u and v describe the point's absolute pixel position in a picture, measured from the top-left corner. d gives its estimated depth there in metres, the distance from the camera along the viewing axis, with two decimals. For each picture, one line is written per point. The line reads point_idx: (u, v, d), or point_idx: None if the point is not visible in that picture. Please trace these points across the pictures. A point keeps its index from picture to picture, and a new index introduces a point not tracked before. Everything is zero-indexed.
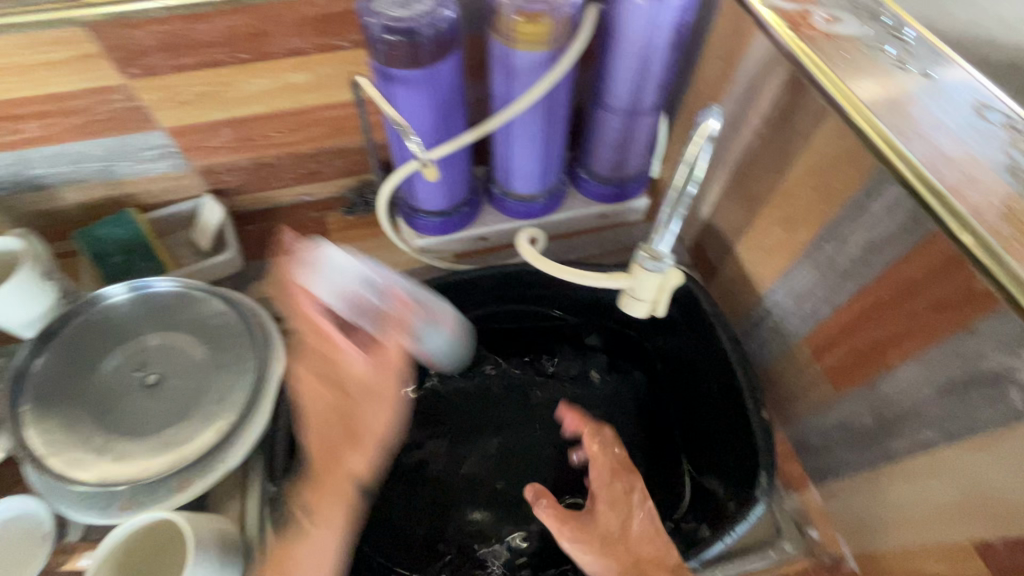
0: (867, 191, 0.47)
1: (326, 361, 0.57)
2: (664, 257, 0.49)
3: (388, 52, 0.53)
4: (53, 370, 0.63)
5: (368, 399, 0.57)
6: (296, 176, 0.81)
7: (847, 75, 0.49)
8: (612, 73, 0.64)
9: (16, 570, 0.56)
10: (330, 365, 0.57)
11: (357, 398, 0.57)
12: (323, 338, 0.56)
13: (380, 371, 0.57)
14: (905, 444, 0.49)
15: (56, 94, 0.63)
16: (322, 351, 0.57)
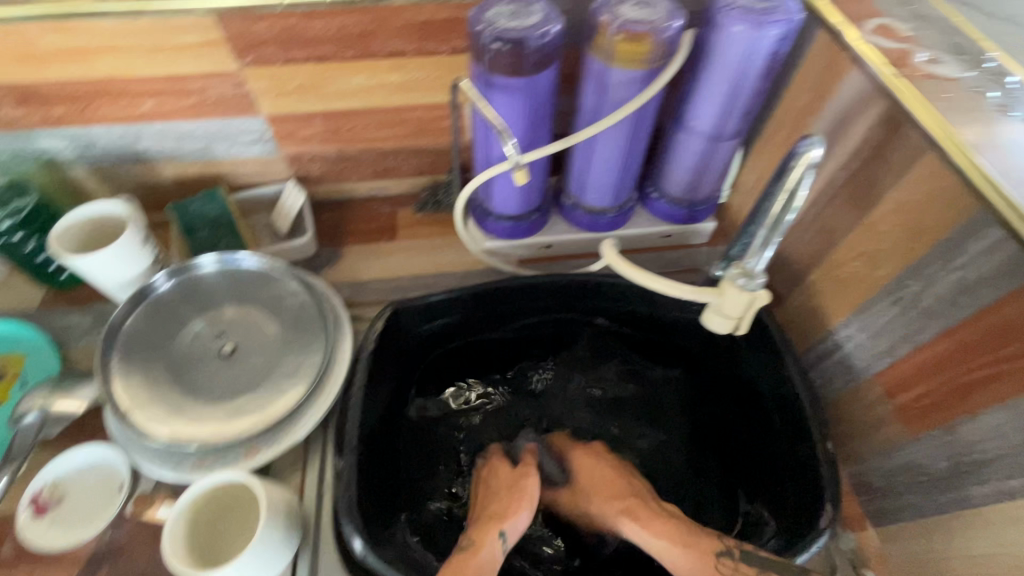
0: (964, 232, 0.47)
1: (499, 483, 0.66)
2: (757, 274, 0.50)
3: (494, 59, 0.56)
4: (142, 330, 0.67)
5: (505, 498, 0.64)
6: (375, 171, 0.85)
7: (952, 116, 0.49)
8: (699, 97, 0.65)
9: (94, 515, 0.60)
10: (499, 485, 0.66)
11: (499, 499, 0.64)
12: (486, 476, 0.68)
13: (512, 485, 0.65)
14: (985, 492, 0.48)
15: (175, 75, 0.67)
16: (498, 477, 0.67)
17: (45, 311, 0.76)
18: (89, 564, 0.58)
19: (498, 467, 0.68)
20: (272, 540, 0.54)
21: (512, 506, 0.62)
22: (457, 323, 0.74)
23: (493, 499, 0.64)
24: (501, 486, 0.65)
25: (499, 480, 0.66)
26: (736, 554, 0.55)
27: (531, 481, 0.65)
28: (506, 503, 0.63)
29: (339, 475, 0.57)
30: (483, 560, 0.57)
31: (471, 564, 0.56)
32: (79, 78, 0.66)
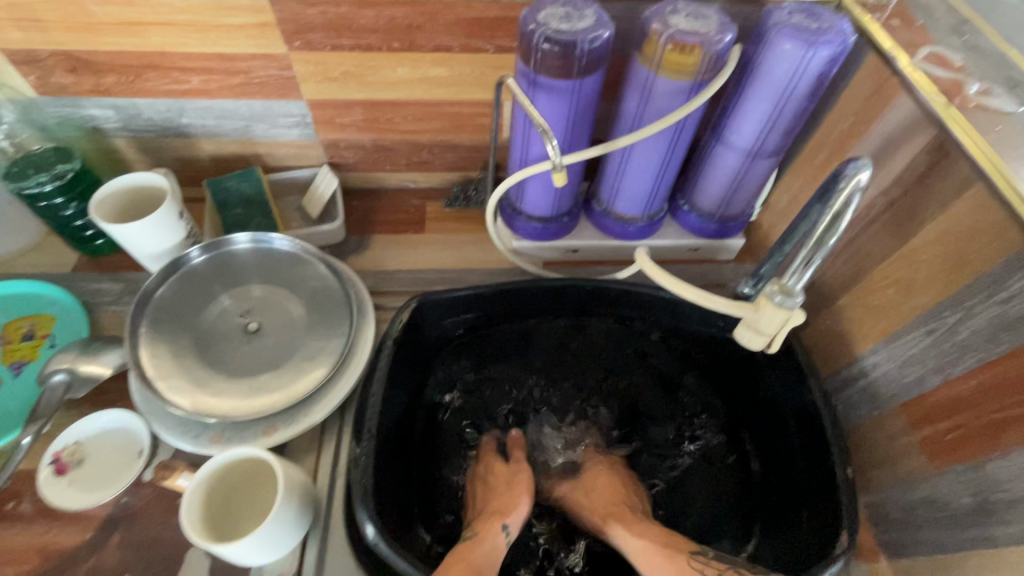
0: (1007, 267, 0.46)
1: (497, 484, 0.66)
2: (795, 293, 0.49)
3: (542, 59, 0.57)
4: (173, 300, 0.68)
5: (503, 497, 0.64)
6: (408, 163, 0.85)
7: (1004, 150, 0.48)
8: (741, 113, 0.65)
9: (113, 480, 0.61)
10: (495, 487, 0.66)
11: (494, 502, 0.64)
12: (485, 475, 0.68)
13: (512, 485, 0.65)
14: (1008, 532, 0.47)
15: (224, 54, 0.69)
16: (497, 478, 0.67)
17: (77, 276, 0.77)
18: (103, 527, 0.59)
19: (489, 465, 0.69)
20: (283, 522, 0.54)
21: (512, 499, 0.63)
22: (478, 319, 0.74)
23: (491, 495, 0.65)
24: (499, 482, 0.66)
25: (495, 477, 0.67)
26: (708, 554, 0.58)
27: (525, 476, 0.67)
28: (506, 499, 0.63)
29: (356, 461, 0.57)
30: (489, 547, 0.58)
31: (475, 551, 0.57)
32: (131, 50, 0.68)
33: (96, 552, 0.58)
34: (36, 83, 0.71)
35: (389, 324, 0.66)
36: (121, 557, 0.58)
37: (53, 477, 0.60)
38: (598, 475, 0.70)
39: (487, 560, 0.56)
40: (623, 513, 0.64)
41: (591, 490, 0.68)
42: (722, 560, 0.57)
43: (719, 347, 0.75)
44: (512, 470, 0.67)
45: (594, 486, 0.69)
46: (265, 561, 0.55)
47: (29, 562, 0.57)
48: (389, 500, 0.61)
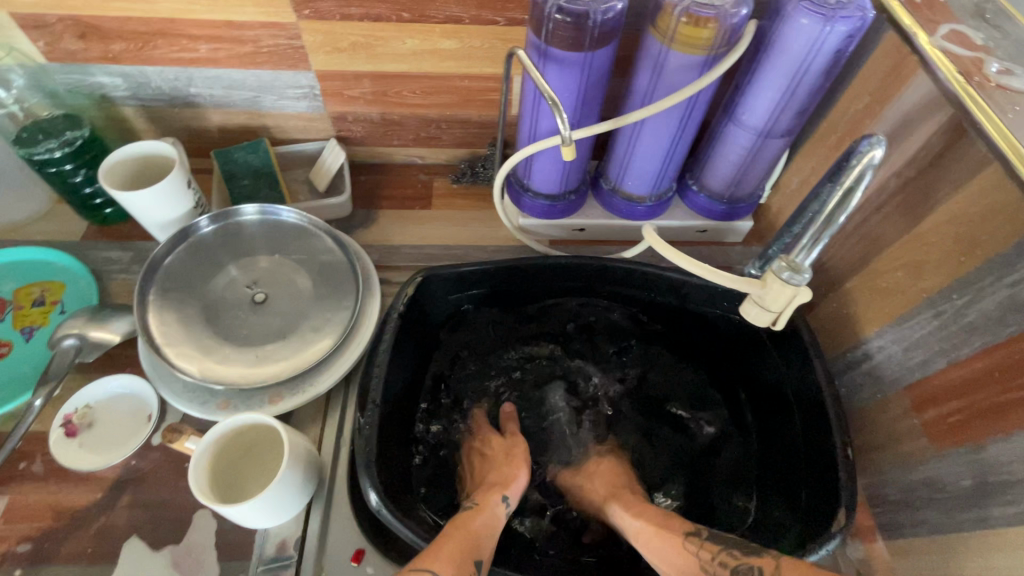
0: (1020, 248, 0.46)
1: (495, 459, 0.66)
2: (804, 270, 0.48)
3: (554, 30, 0.56)
4: (181, 268, 0.69)
5: (500, 470, 0.64)
6: (415, 138, 0.85)
7: (1023, 130, 0.47)
8: (755, 90, 0.64)
9: (122, 443, 0.62)
10: (493, 462, 0.66)
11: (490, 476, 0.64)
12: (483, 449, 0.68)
13: (510, 459, 0.66)
14: (1007, 513, 0.47)
15: (232, 21, 0.68)
16: (493, 453, 0.67)
17: (86, 243, 0.78)
18: (113, 488, 0.60)
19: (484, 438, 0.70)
20: (288, 486, 0.55)
21: (510, 470, 0.64)
22: (486, 295, 0.74)
23: (490, 468, 0.65)
24: (497, 455, 0.67)
25: (493, 449, 0.67)
26: (703, 533, 0.57)
27: (521, 450, 0.68)
28: (506, 472, 0.64)
29: (360, 429, 0.58)
30: (488, 519, 0.58)
31: (476, 521, 0.57)
32: (139, 16, 0.67)
33: (106, 512, 0.59)
34: (45, 49, 0.70)
35: (394, 297, 0.66)
36: (131, 517, 0.59)
37: (64, 439, 0.62)
38: (602, 465, 0.70)
39: (485, 530, 0.56)
40: (627, 494, 0.65)
41: (596, 483, 0.68)
42: (718, 539, 0.56)
43: (726, 328, 0.75)
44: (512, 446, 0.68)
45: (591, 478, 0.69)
46: (271, 524, 0.56)
47: (42, 520, 0.58)
48: (393, 474, 0.61)
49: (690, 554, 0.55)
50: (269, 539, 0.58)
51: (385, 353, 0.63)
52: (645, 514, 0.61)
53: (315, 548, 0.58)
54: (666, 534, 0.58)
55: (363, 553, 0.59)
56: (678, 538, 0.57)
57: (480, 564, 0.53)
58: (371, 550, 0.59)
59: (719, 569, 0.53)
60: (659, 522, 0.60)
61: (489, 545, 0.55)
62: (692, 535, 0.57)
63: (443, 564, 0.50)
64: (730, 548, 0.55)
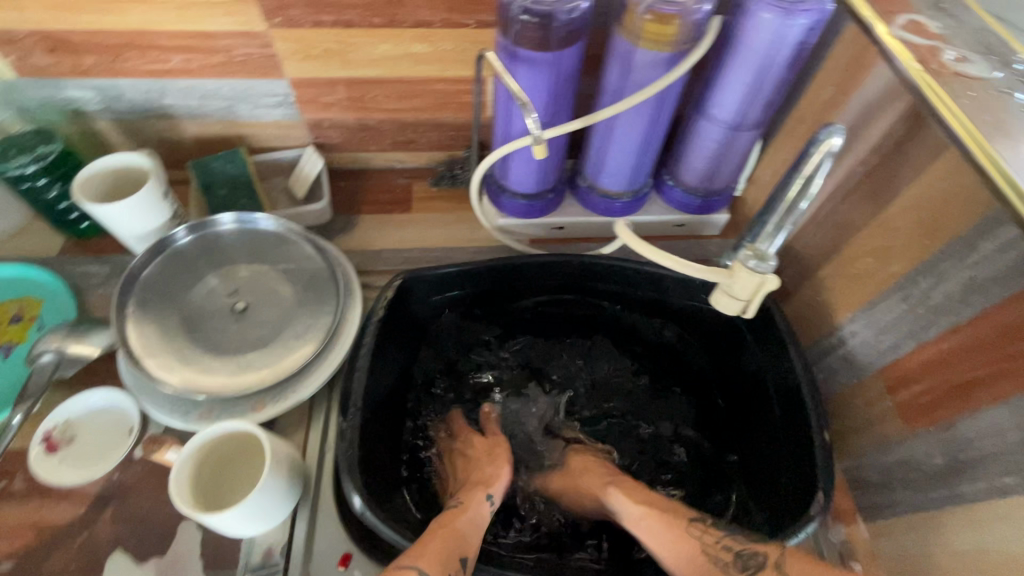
0: (979, 231, 0.47)
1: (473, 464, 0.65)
2: (769, 257, 0.50)
3: (521, 32, 0.57)
4: (160, 279, 0.69)
5: (480, 475, 0.63)
6: (393, 143, 0.85)
7: (978, 115, 0.48)
8: (722, 85, 0.65)
9: (106, 455, 0.62)
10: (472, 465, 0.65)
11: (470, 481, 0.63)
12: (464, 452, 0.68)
13: (493, 459, 0.66)
14: (979, 488, 0.48)
15: (203, 31, 0.68)
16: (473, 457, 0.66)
17: (64, 259, 0.77)
18: (96, 502, 0.60)
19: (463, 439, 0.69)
20: (272, 492, 0.55)
21: (493, 469, 0.64)
22: (468, 296, 0.75)
23: (473, 467, 0.65)
24: (477, 454, 0.67)
25: (475, 449, 0.67)
26: (708, 520, 0.58)
27: (504, 448, 0.67)
28: (487, 469, 0.64)
29: (343, 433, 0.58)
30: (471, 518, 0.57)
31: (459, 519, 0.57)
32: (109, 28, 0.67)
33: (90, 526, 0.59)
34: (15, 65, 0.70)
35: (375, 301, 0.67)
36: (115, 530, 0.59)
37: (43, 455, 0.61)
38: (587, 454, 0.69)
39: (469, 528, 0.56)
40: (622, 482, 0.63)
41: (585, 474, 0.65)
42: (720, 526, 0.57)
43: (703, 321, 0.76)
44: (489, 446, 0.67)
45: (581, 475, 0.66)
46: (257, 532, 0.56)
47: (24, 537, 0.58)
48: (377, 479, 0.61)
49: (692, 539, 0.56)
50: (255, 547, 0.58)
51: (365, 357, 0.63)
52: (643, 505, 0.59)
53: (301, 554, 0.59)
54: (670, 521, 0.57)
55: (350, 558, 0.59)
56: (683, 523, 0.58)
57: (466, 561, 0.53)
58: (357, 555, 0.59)
59: (723, 554, 0.54)
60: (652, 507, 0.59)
61: (475, 542, 0.56)
62: (696, 521, 0.58)
63: (428, 560, 0.50)
64: (733, 533, 0.56)
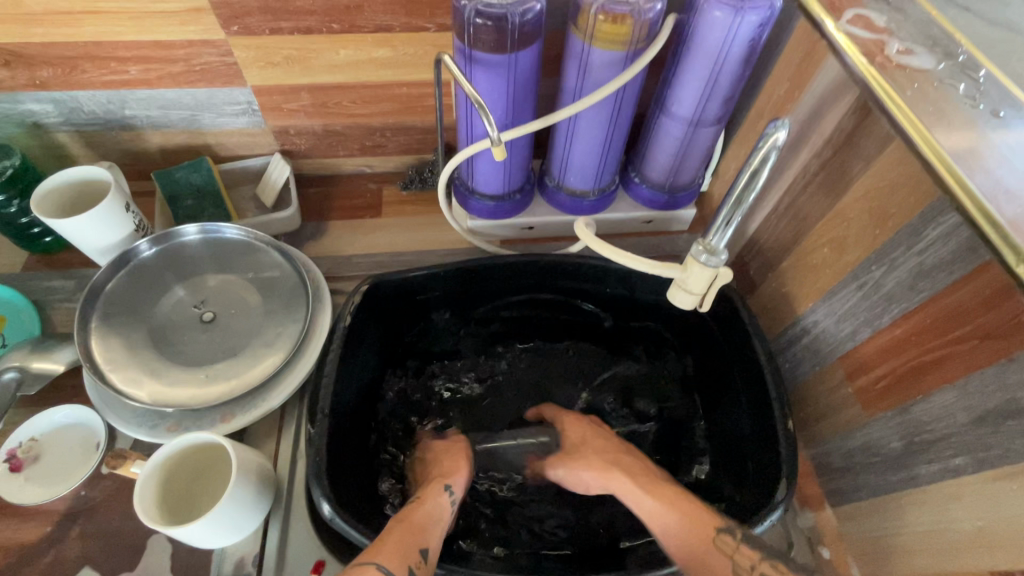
0: (924, 218, 0.48)
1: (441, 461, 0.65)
2: (719, 251, 0.51)
3: (475, 34, 0.57)
4: (124, 292, 0.68)
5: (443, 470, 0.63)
6: (361, 148, 0.85)
7: (920, 106, 0.50)
8: (680, 83, 0.66)
9: (71, 473, 0.61)
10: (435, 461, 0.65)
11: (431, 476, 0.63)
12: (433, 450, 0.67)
13: (453, 453, 0.65)
14: (933, 469, 0.50)
15: (161, 41, 0.67)
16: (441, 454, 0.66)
17: (27, 274, 0.76)
18: (63, 520, 0.59)
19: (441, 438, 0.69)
20: (240, 501, 0.54)
21: (451, 463, 0.64)
22: (439, 299, 0.75)
23: (431, 465, 0.65)
24: (436, 455, 0.66)
25: (432, 450, 0.67)
26: (738, 534, 0.54)
27: (462, 445, 0.67)
28: (446, 463, 0.64)
29: (311, 440, 0.58)
30: (430, 509, 0.58)
31: (417, 512, 0.57)
32: (63, 40, 0.66)
33: (57, 544, 0.58)
34: None
35: (342, 306, 0.67)
36: (83, 547, 0.58)
37: (8, 474, 0.60)
38: (582, 429, 0.67)
39: (428, 520, 0.56)
40: (616, 468, 0.61)
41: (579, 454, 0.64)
42: (756, 545, 0.53)
43: (672, 316, 0.77)
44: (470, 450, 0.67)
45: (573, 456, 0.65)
46: (225, 543, 0.56)
47: None
48: (348, 487, 0.61)
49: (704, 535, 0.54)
50: (227, 558, 0.58)
51: (333, 363, 0.63)
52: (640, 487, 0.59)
53: (274, 563, 0.58)
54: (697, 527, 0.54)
55: (323, 565, 0.59)
56: (710, 533, 0.54)
57: (427, 553, 0.53)
58: (331, 561, 0.59)
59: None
60: (665, 505, 0.57)
61: (435, 535, 0.56)
62: (724, 533, 0.54)
63: (386, 555, 0.50)
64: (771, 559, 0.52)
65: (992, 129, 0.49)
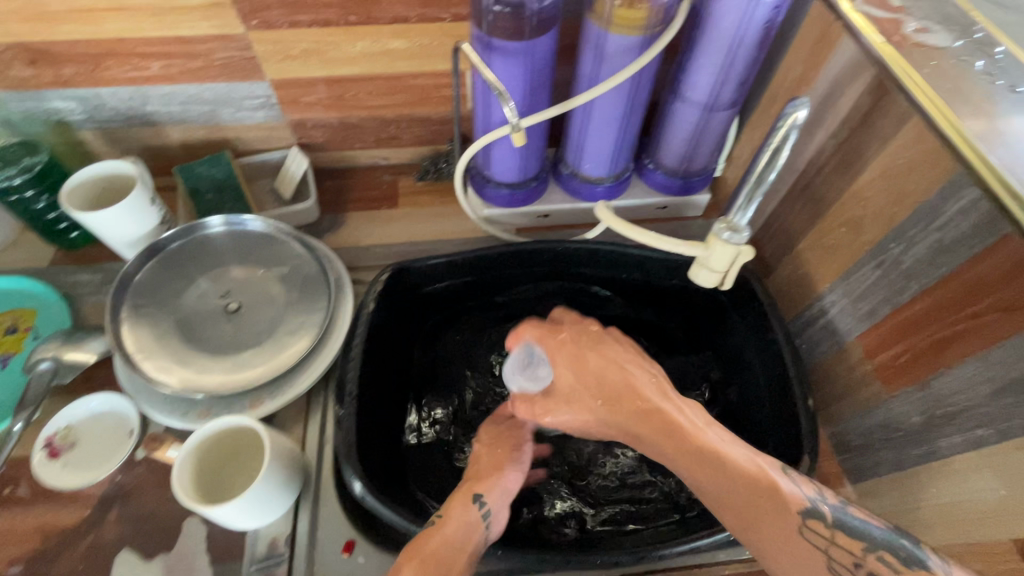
0: (944, 194, 0.48)
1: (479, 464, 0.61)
2: (742, 229, 0.51)
3: (494, 22, 0.58)
4: (153, 283, 0.70)
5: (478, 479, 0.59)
6: (376, 140, 0.86)
7: (938, 83, 0.50)
8: (694, 68, 0.67)
9: (106, 459, 0.63)
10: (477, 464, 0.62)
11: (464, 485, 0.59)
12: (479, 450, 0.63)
13: (491, 454, 0.62)
14: (954, 442, 0.50)
15: (182, 37, 0.69)
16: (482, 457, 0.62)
17: (54, 270, 0.78)
18: (101, 504, 0.61)
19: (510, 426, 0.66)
20: (273, 483, 0.56)
21: (490, 471, 0.60)
22: (457, 287, 0.77)
23: (475, 464, 0.62)
24: (482, 450, 0.63)
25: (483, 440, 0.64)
26: (828, 518, 0.49)
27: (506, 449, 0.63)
28: (485, 470, 0.60)
29: (340, 422, 0.60)
30: (451, 532, 0.53)
31: (434, 538, 0.52)
32: (87, 38, 0.68)
33: (96, 528, 0.60)
34: None
35: (366, 292, 0.68)
36: (120, 530, 0.60)
37: (47, 460, 0.62)
38: (638, 392, 0.56)
39: (445, 547, 0.51)
40: (684, 447, 0.53)
41: (648, 425, 0.55)
42: (852, 532, 0.48)
43: (685, 303, 0.79)
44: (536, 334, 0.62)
45: (572, 410, 0.59)
46: (256, 524, 0.57)
47: (31, 542, 0.59)
48: (377, 466, 0.63)
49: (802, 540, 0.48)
50: (260, 539, 0.59)
51: (358, 348, 0.65)
52: (727, 489, 0.50)
53: (306, 544, 0.60)
54: (771, 521, 0.49)
55: (354, 544, 0.60)
56: (794, 522, 0.49)
57: None
58: (361, 541, 0.61)
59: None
60: (760, 514, 0.49)
61: (458, 560, 0.51)
62: (807, 518, 0.49)
63: None
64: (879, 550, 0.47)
65: (1010, 103, 0.49)
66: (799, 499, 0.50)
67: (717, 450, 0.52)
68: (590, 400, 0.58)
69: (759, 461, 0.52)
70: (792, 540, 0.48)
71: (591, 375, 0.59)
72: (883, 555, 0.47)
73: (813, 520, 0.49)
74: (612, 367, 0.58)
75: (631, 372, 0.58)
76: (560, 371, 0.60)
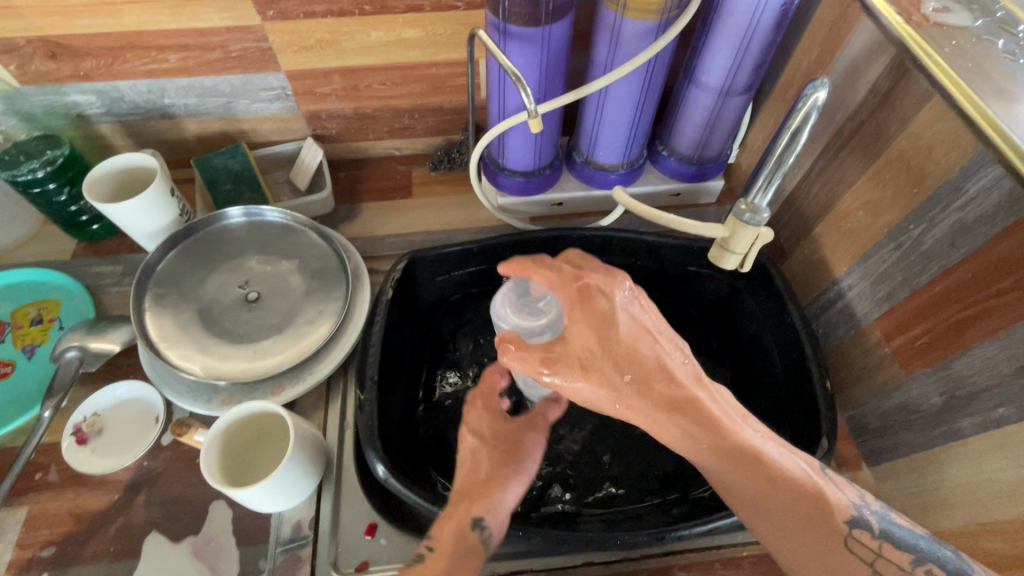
0: (965, 173, 0.48)
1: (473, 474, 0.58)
2: (762, 210, 0.51)
3: (510, 8, 0.58)
4: (175, 273, 0.71)
5: (477, 492, 0.56)
6: (390, 130, 0.87)
7: (959, 62, 0.50)
8: (709, 52, 0.67)
9: (133, 445, 0.64)
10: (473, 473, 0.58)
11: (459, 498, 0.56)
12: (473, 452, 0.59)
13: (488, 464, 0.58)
14: (974, 422, 0.51)
15: (199, 28, 0.69)
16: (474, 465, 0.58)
17: (77, 262, 0.79)
18: (129, 488, 0.62)
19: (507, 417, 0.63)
20: (297, 466, 0.57)
21: (495, 486, 0.56)
22: (473, 275, 0.77)
23: (471, 472, 0.58)
24: (478, 460, 0.59)
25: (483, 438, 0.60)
26: (876, 531, 0.48)
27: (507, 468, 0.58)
28: (485, 487, 0.56)
29: (361, 406, 0.61)
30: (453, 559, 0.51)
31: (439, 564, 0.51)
32: (106, 31, 0.68)
33: (125, 511, 0.61)
34: (18, 73, 0.72)
35: (384, 279, 0.69)
36: (148, 513, 0.61)
37: (75, 446, 0.64)
38: (667, 373, 0.49)
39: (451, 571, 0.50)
40: (721, 449, 0.49)
41: (683, 420, 0.49)
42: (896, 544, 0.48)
43: (700, 290, 0.79)
44: (547, 277, 0.52)
45: (588, 384, 0.49)
46: (279, 508, 0.58)
47: (63, 524, 0.60)
48: (398, 451, 0.64)
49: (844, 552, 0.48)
50: (285, 522, 0.61)
51: (377, 335, 0.66)
52: (767, 497, 0.49)
53: (329, 527, 0.61)
54: (814, 530, 0.49)
55: (376, 527, 0.61)
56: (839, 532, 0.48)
57: None
58: (383, 524, 0.62)
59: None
60: (798, 521, 0.49)
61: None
62: (853, 529, 0.48)
63: None
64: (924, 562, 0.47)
65: None
66: (846, 507, 0.49)
67: (759, 448, 0.49)
68: (612, 375, 0.49)
69: (802, 464, 0.51)
70: (837, 551, 0.48)
71: (615, 353, 0.48)
72: (932, 568, 0.47)
73: (860, 531, 0.48)
74: (644, 339, 0.49)
75: (663, 347, 0.50)
76: (574, 333, 0.49)
